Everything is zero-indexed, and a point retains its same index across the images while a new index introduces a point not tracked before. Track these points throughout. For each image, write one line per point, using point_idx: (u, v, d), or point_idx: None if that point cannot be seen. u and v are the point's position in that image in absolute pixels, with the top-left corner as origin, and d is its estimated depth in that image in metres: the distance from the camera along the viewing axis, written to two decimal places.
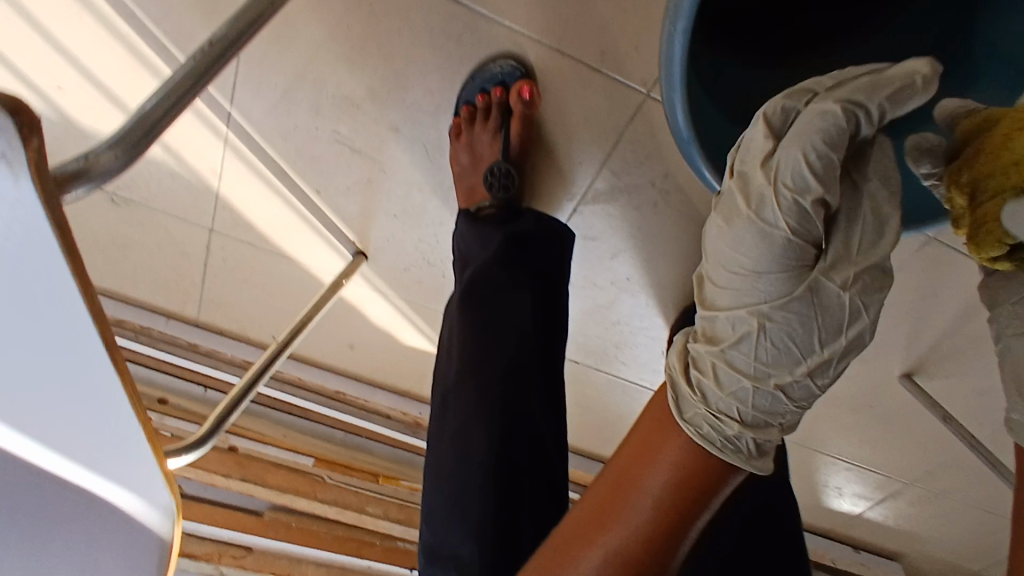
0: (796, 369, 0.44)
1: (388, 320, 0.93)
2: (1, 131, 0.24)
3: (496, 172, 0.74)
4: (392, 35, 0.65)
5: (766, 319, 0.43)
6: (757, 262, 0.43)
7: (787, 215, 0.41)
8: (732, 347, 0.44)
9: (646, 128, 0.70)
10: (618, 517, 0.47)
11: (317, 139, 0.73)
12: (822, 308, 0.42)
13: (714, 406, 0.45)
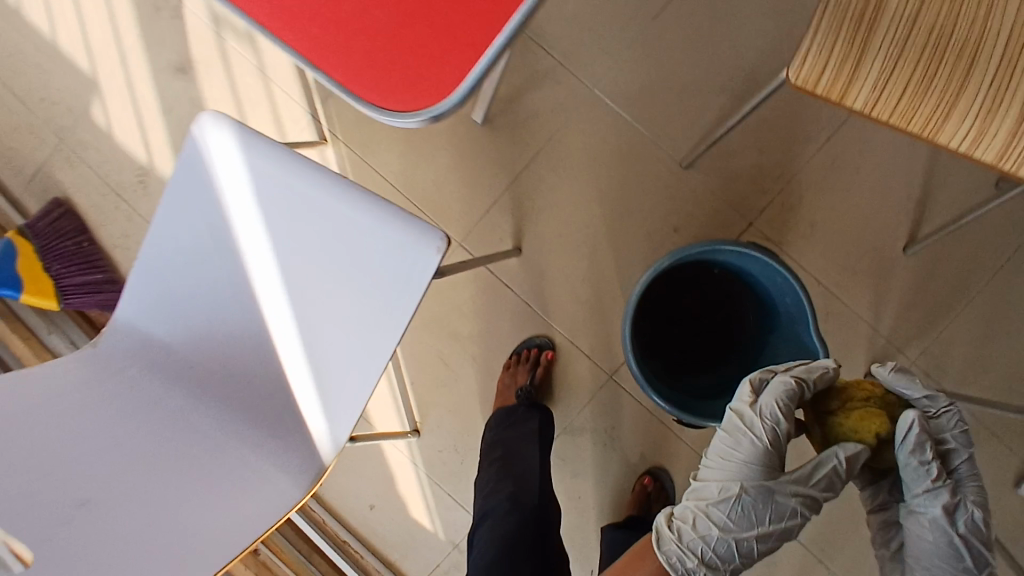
0: (748, 532, 0.78)
1: (408, 490, 1.32)
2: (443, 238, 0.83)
3: (523, 391, 1.20)
4: (494, 309, 1.28)
5: (745, 492, 0.79)
6: (744, 460, 0.80)
7: (765, 437, 0.79)
8: (716, 506, 0.79)
9: (608, 395, 1.26)
10: None
11: (430, 350, 1.30)
12: (772, 505, 0.79)
13: (689, 542, 0.79)
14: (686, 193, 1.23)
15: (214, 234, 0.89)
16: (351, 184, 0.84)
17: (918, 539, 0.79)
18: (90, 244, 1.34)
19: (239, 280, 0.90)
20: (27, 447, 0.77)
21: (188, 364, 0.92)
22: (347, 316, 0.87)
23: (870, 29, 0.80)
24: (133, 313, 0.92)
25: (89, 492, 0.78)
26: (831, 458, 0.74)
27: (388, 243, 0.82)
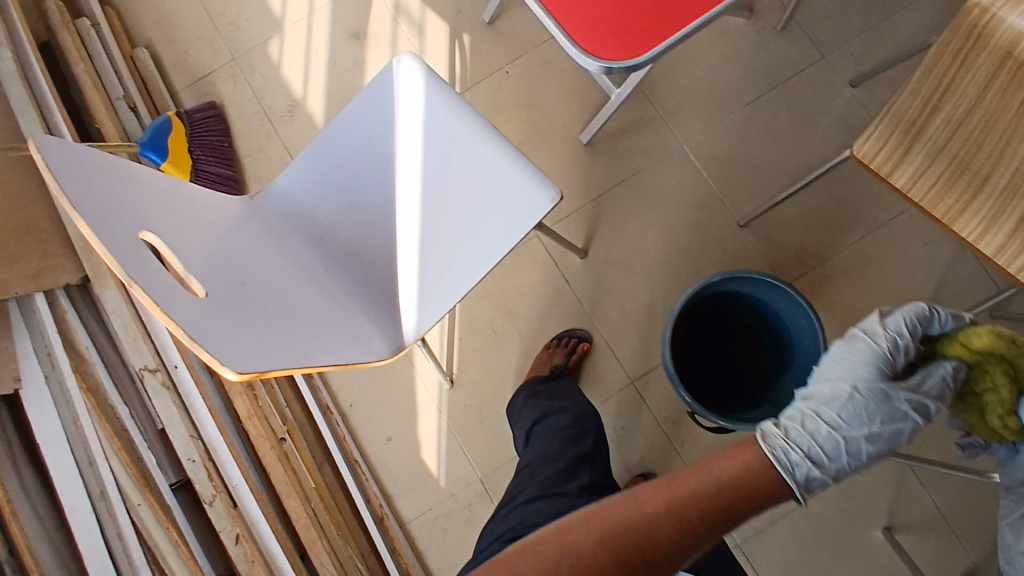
0: (855, 432, 0.78)
1: (426, 433, 1.45)
2: (557, 196, 1.07)
3: (556, 367, 1.36)
4: (549, 298, 1.47)
5: (856, 391, 0.80)
6: (857, 365, 0.83)
7: (886, 343, 0.83)
8: (825, 407, 0.80)
9: (625, 398, 1.43)
10: (683, 495, 0.68)
11: (485, 317, 1.47)
12: (885, 407, 0.79)
13: (792, 435, 0.77)
14: (738, 247, 1.44)
15: (375, 147, 1.13)
16: (499, 140, 1.08)
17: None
18: (229, 146, 1.55)
19: (381, 187, 1.12)
20: (207, 240, 0.95)
21: (320, 239, 1.13)
22: (460, 235, 1.09)
23: (918, 134, 1.06)
24: (292, 191, 1.15)
25: (247, 280, 0.95)
26: (940, 368, 0.81)
27: (516, 185, 1.06)
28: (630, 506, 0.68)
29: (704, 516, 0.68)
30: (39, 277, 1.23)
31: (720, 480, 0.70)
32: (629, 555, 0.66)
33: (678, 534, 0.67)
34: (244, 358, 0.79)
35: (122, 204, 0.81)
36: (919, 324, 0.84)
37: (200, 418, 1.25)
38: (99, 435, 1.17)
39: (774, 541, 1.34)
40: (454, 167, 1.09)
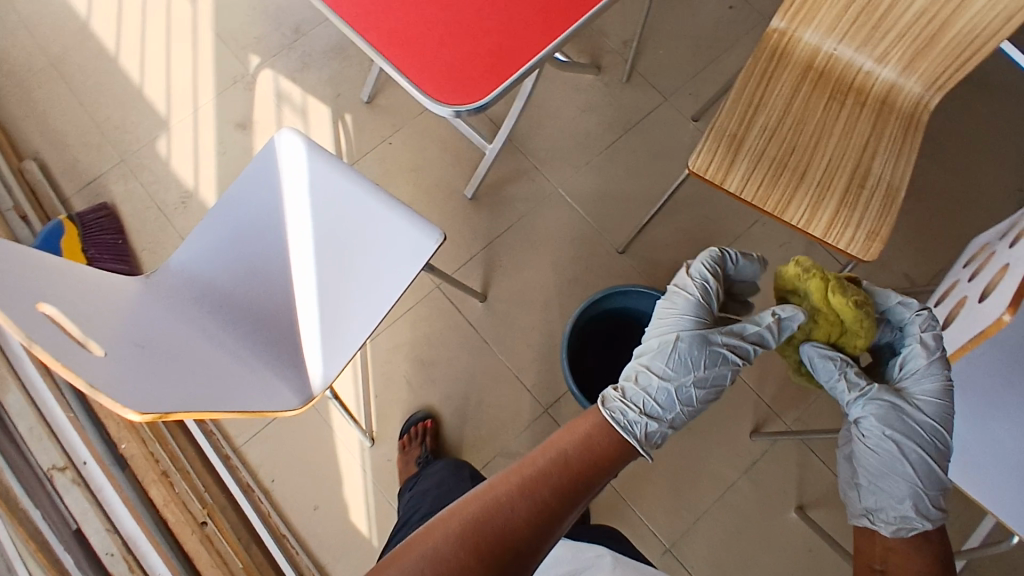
0: (685, 381, 0.91)
1: (352, 495, 1.44)
2: (442, 235, 1.17)
3: (421, 459, 1.39)
4: (456, 342, 1.54)
5: (679, 341, 0.92)
6: (679, 317, 0.95)
7: (697, 291, 0.96)
8: (655, 361, 0.92)
9: (540, 426, 1.49)
10: (534, 474, 0.79)
11: (397, 371, 1.52)
12: (709, 352, 0.91)
13: (629, 396, 0.90)
14: (622, 271, 1.57)
15: (266, 215, 1.20)
16: (380, 194, 1.18)
17: (862, 447, 0.89)
18: (124, 243, 1.56)
19: (277, 252, 1.19)
20: (108, 313, 0.98)
21: (221, 305, 1.17)
22: (355, 284, 1.16)
23: (740, 144, 1.24)
24: (188, 265, 1.18)
25: (145, 343, 0.98)
26: (760, 318, 0.91)
27: (402, 230, 1.16)
28: (487, 499, 0.77)
29: (553, 492, 0.78)
30: None
31: (564, 455, 0.81)
32: (488, 540, 0.74)
33: (533, 513, 0.76)
34: (158, 404, 0.85)
35: (16, 279, 0.84)
36: (718, 268, 0.99)
37: (116, 512, 1.24)
38: (12, 539, 1.12)
39: (701, 539, 1.40)
40: (342, 224, 1.18)
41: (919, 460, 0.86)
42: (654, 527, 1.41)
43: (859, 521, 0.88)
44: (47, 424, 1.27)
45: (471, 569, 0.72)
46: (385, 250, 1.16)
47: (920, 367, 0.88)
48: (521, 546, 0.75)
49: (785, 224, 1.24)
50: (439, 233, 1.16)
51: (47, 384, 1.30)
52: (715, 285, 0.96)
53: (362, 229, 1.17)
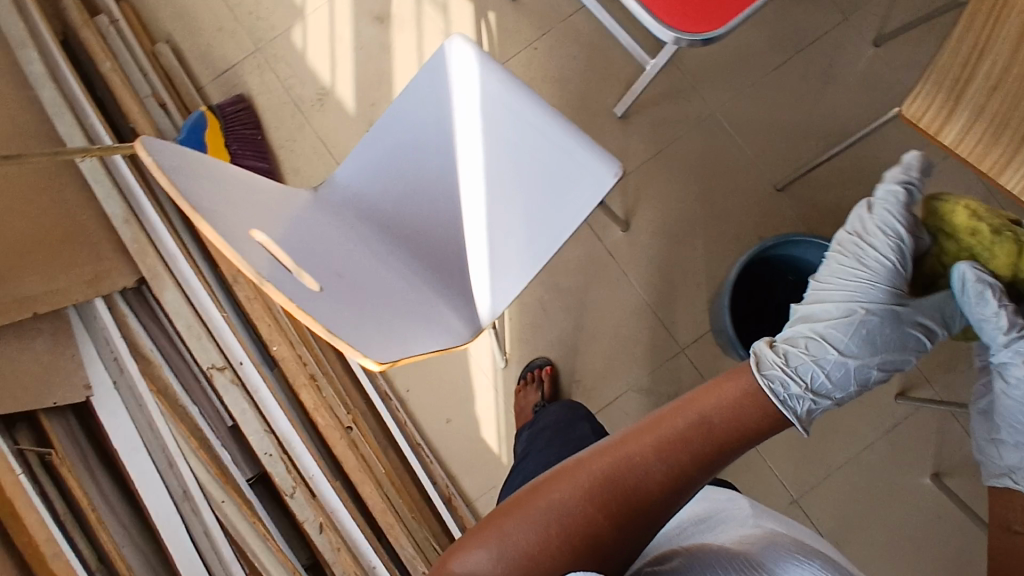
0: (860, 357, 0.87)
1: (483, 412, 1.47)
2: (619, 169, 1.03)
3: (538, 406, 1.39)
4: (594, 272, 1.49)
5: (867, 312, 0.87)
6: (868, 279, 0.89)
7: (890, 247, 0.88)
8: (832, 333, 0.87)
9: (673, 365, 1.46)
10: (669, 435, 0.74)
11: (532, 296, 1.50)
12: (896, 335, 0.87)
13: (797, 364, 0.85)
14: (775, 210, 1.46)
15: (432, 128, 1.12)
16: (556, 115, 1.05)
17: (1004, 394, 0.89)
18: (262, 138, 1.53)
19: (443, 171, 1.12)
20: (301, 238, 0.98)
21: (387, 224, 1.14)
22: (523, 215, 1.07)
23: (965, 89, 1.09)
24: (356, 180, 1.15)
25: (341, 272, 0.98)
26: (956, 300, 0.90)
27: (578, 159, 1.03)
28: (620, 456, 0.73)
29: (692, 457, 0.73)
30: (94, 281, 1.22)
31: (706, 419, 0.74)
32: (624, 502, 0.71)
33: (668, 478, 0.72)
34: (375, 344, 0.88)
35: (226, 211, 0.85)
36: (907, 213, 0.90)
37: (271, 413, 1.26)
38: (175, 437, 1.19)
39: (829, 493, 1.40)
40: (511, 144, 1.07)
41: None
42: (782, 477, 1.40)
43: (998, 480, 0.90)
44: (202, 321, 1.29)
45: (601, 524, 0.70)
46: (557, 179, 1.05)
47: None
48: (653, 510, 0.72)
49: (998, 187, 1.09)
50: (619, 166, 1.03)
51: (199, 282, 1.30)
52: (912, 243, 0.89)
53: (533, 153, 1.06)
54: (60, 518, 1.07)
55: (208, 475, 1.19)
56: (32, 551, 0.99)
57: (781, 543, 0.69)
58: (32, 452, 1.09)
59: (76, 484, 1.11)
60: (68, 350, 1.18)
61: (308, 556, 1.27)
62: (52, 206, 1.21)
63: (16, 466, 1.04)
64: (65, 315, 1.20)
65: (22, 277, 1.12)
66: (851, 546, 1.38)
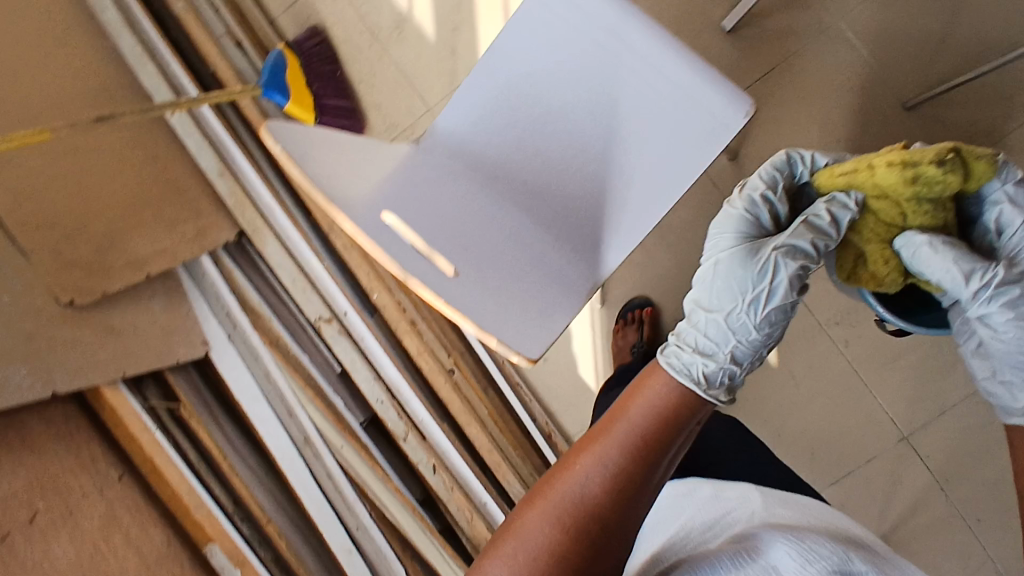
0: (736, 304, 0.73)
1: (579, 351, 1.46)
2: (752, 105, 0.89)
3: (636, 349, 1.36)
4: (693, 205, 1.40)
5: (719, 261, 0.76)
6: (719, 238, 0.79)
7: (741, 202, 0.79)
8: (701, 295, 0.77)
9: None
10: (603, 439, 0.64)
11: None
12: (755, 270, 0.73)
13: (682, 339, 0.75)
14: (904, 132, 1.30)
15: (542, 62, 0.97)
16: (677, 47, 0.91)
17: (994, 339, 0.76)
18: (341, 74, 1.46)
19: (550, 115, 0.99)
20: (421, 207, 0.95)
21: (494, 176, 1.02)
22: (637, 164, 0.96)
23: None
24: (456, 127, 1.02)
25: (465, 244, 0.95)
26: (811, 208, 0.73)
27: (702, 100, 0.90)
28: (560, 474, 0.64)
29: (627, 456, 0.62)
30: (199, 238, 1.22)
31: (636, 419, 0.64)
32: (576, 519, 0.61)
33: (609, 481, 0.62)
34: (513, 333, 0.87)
35: (345, 192, 0.85)
36: (777, 172, 0.80)
37: (377, 359, 1.27)
38: (291, 387, 1.22)
39: (943, 430, 1.28)
40: (630, 83, 0.94)
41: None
42: (892, 413, 1.31)
43: (1020, 421, 0.78)
44: (305, 273, 1.28)
45: (558, 548, 0.61)
46: (677, 123, 0.93)
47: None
48: (612, 521, 0.61)
49: None
50: (749, 104, 0.89)
51: (298, 233, 1.28)
52: (768, 193, 0.78)
53: (656, 94, 0.93)
54: (195, 467, 1.12)
55: (325, 423, 1.21)
56: (176, 502, 1.07)
57: (775, 531, 0.66)
58: (162, 407, 1.13)
59: (206, 434, 1.15)
60: (183, 308, 1.20)
61: (417, 491, 1.31)
62: (147, 163, 1.20)
63: (152, 425, 1.08)
64: (175, 275, 1.21)
65: (128, 241, 1.13)
66: (963, 483, 1.28)
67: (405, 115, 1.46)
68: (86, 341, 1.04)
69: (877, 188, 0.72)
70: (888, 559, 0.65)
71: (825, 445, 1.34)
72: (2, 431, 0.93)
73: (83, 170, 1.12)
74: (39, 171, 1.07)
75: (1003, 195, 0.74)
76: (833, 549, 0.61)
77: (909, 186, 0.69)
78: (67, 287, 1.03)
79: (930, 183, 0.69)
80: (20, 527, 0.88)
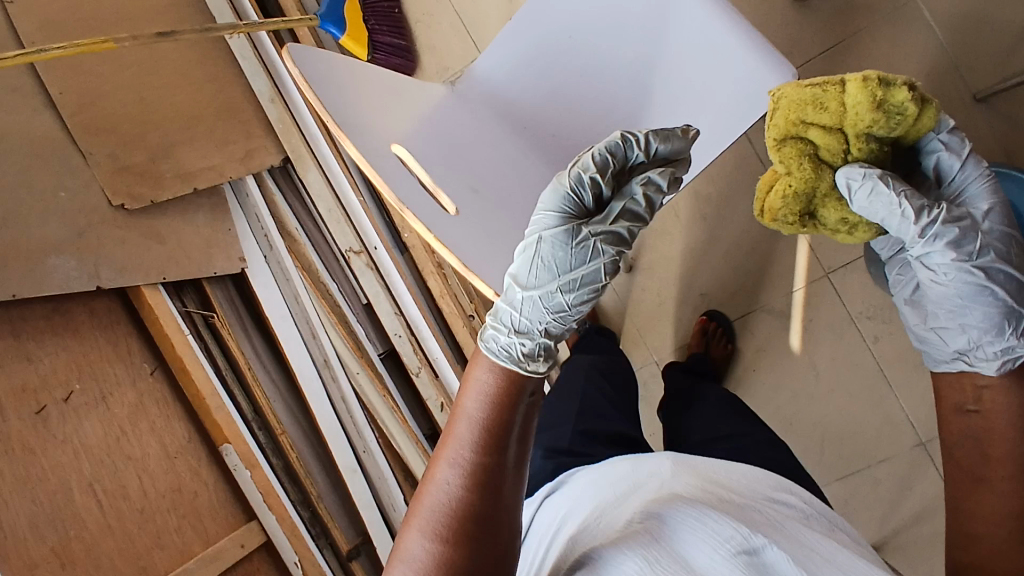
0: (552, 284, 0.71)
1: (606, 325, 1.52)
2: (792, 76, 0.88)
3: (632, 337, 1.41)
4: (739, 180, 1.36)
5: (541, 237, 0.71)
6: (542, 210, 0.72)
7: (570, 180, 0.72)
8: (518, 267, 0.72)
9: (817, 293, 1.30)
10: (451, 443, 0.65)
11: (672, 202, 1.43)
12: (575, 247, 0.70)
13: (499, 320, 0.71)
14: (970, 128, 1.22)
15: (582, 17, 0.96)
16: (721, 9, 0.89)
17: (934, 283, 0.76)
18: (400, 13, 1.48)
19: (589, 67, 0.99)
20: (445, 147, 0.96)
21: (525, 127, 1.04)
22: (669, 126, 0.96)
23: None
24: (493, 74, 1.03)
25: (479, 184, 0.96)
26: (628, 192, 0.75)
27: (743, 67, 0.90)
28: (427, 489, 0.65)
29: (473, 449, 0.64)
30: (246, 160, 1.28)
31: (473, 413, 0.66)
32: (447, 523, 0.63)
33: (468, 478, 0.63)
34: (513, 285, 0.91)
35: (371, 122, 0.88)
36: (608, 156, 0.74)
37: (401, 296, 1.32)
38: (316, 311, 1.28)
39: None
40: (673, 42, 0.94)
41: (1004, 276, 0.73)
42: (911, 417, 1.25)
43: (950, 365, 0.76)
44: (341, 205, 1.32)
45: (444, 556, 0.62)
46: (715, 88, 0.92)
47: (971, 172, 0.77)
48: (482, 512, 0.63)
49: None
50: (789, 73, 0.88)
51: (340, 165, 1.32)
52: (597, 175, 0.73)
53: (700, 57, 0.93)
54: (222, 373, 1.20)
55: (344, 351, 1.28)
56: (199, 402, 1.14)
57: (682, 513, 0.72)
58: (198, 313, 1.20)
59: (235, 345, 1.22)
60: (226, 224, 1.25)
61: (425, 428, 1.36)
62: (205, 82, 1.25)
63: (183, 329, 1.15)
64: (222, 192, 1.26)
65: (179, 155, 1.20)
66: None
67: (457, 59, 1.46)
68: (132, 244, 1.12)
69: (840, 110, 0.70)
70: (808, 544, 0.70)
71: (834, 436, 1.32)
72: (49, 313, 1.03)
73: (144, 81, 1.18)
74: (105, 80, 1.15)
75: (940, 143, 0.76)
76: (743, 532, 0.67)
77: (870, 112, 0.68)
78: (119, 192, 1.12)
79: (886, 110, 0.68)
80: (56, 404, 0.99)
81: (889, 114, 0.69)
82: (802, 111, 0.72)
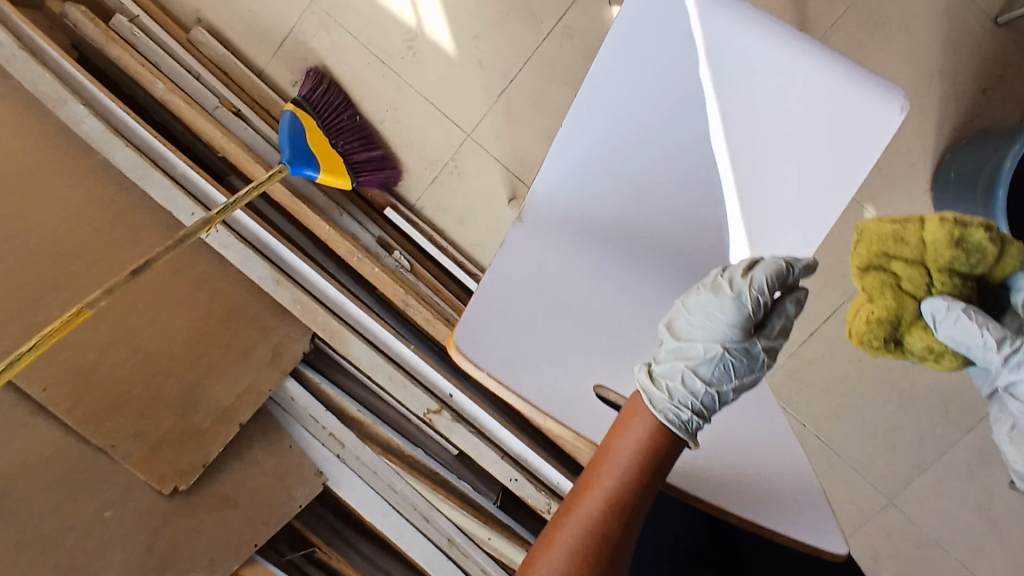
0: (727, 387, 0.64)
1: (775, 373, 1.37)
2: (905, 103, 0.70)
3: None
4: None
5: (727, 348, 0.64)
6: (726, 319, 0.64)
7: (751, 296, 0.63)
8: (698, 363, 0.64)
9: None
10: (598, 483, 0.58)
11: None
12: (748, 357, 0.65)
13: (675, 398, 0.61)
14: (1000, 54, 1.15)
15: (642, 99, 0.77)
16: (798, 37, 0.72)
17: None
18: (359, 118, 1.28)
19: (662, 147, 0.79)
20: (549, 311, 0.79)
21: (614, 239, 0.84)
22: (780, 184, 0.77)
23: None
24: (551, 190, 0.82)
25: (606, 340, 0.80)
26: (782, 304, 0.67)
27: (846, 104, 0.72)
28: (566, 519, 0.57)
29: (630, 496, 0.57)
30: (276, 360, 1.07)
31: (627, 458, 0.58)
32: (589, 553, 0.54)
33: (616, 520, 0.56)
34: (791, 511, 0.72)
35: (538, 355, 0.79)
36: (779, 280, 0.65)
37: (498, 436, 1.15)
38: (418, 490, 1.11)
39: None
40: (763, 105, 0.75)
41: None
42: None
43: None
44: (397, 365, 1.13)
45: None
46: (823, 131, 0.74)
47: None
48: (620, 550, 0.55)
49: None
50: (899, 99, 0.70)
51: (376, 321, 1.13)
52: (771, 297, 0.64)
53: (791, 106, 0.74)
54: None
55: (461, 521, 1.12)
56: None
57: None
58: (298, 555, 1.05)
59: (349, 568, 1.07)
60: (284, 443, 1.06)
61: None
62: (194, 291, 1.03)
63: None
64: (265, 410, 1.07)
65: (206, 394, 1.00)
66: None
67: (443, 148, 1.28)
68: (207, 526, 0.95)
69: (920, 244, 0.62)
70: None
71: (957, 400, 1.28)
72: None
73: (130, 326, 0.96)
74: (85, 348, 0.92)
75: None
76: None
77: (947, 248, 0.60)
78: (166, 476, 0.94)
79: (965, 245, 0.60)
80: None
81: (965, 248, 0.60)
82: (879, 245, 0.63)
